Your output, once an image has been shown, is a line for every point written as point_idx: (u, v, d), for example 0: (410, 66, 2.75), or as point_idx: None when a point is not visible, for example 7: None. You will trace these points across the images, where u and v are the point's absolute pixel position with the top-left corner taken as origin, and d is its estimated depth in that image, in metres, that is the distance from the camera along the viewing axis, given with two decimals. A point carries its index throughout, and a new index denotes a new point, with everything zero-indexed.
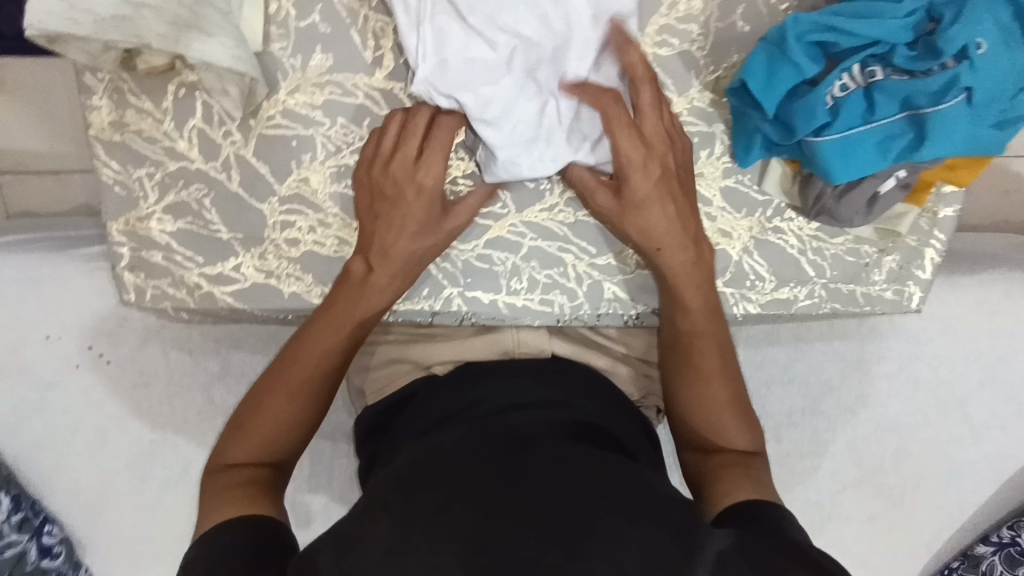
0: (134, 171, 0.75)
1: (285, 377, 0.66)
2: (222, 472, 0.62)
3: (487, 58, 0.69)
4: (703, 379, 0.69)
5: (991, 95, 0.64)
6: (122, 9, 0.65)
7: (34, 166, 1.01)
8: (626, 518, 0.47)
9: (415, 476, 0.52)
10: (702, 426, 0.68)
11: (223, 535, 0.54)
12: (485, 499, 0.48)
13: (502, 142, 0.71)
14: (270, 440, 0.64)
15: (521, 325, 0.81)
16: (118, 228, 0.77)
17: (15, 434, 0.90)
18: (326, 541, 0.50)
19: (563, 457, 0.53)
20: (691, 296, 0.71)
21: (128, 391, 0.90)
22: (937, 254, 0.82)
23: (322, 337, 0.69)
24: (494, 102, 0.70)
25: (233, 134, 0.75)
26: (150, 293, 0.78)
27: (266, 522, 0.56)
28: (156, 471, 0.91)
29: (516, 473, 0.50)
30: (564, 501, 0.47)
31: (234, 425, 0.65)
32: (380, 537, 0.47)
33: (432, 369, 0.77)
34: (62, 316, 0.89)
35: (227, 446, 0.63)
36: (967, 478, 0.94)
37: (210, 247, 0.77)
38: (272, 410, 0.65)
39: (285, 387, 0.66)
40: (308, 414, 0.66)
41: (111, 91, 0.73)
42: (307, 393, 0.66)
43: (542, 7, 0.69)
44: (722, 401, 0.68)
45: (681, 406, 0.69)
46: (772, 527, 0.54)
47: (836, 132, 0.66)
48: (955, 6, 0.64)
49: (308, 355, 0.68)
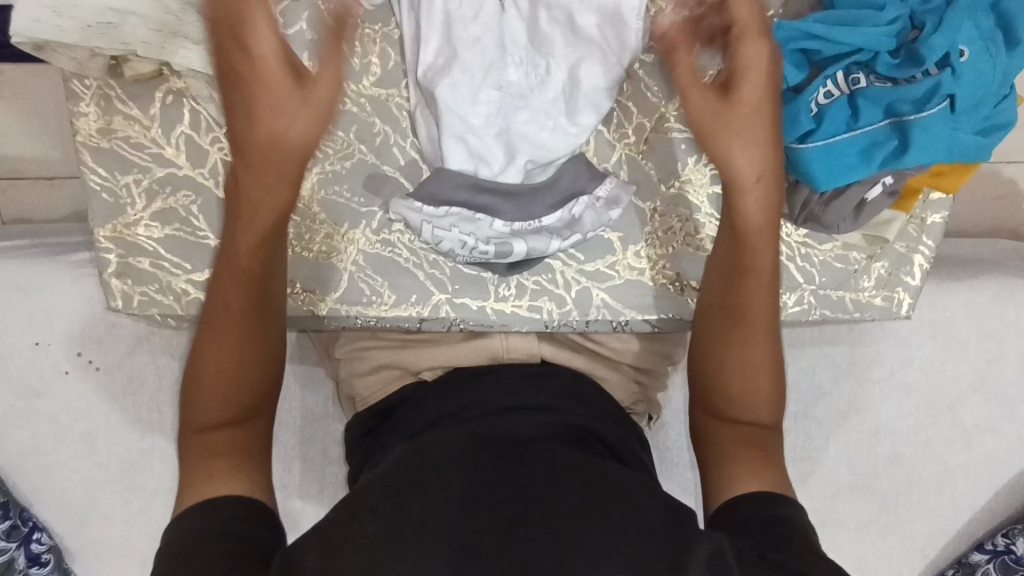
0: (122, 177, 0.74)
1: (214, 335, 0.63)
2: (187, 445, 0.60)
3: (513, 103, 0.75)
4: (745, 354, 0.66)
5: (974, 103, 0.65)
6: (108, 17, 0.66)
7: (27, 174, 1.02)
8: (615, 530, 0.47)
9: (401, 477, 0.52)
10: (728, 326, 0.67)
11: (210, 512, 0.53)
12: (468, 515, 0.47)
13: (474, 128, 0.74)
14: (219, 402, 0.61)
15: (510, 331, 0.79)
16: (106, 235, 0.75)
17: (3, 442, 0.90)
18: (311, 539, 0.49)
19: (554, 466, 0.53)
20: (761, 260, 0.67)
21: (117, 396, 0.90)
22: (926, 260, 0.81)
23: (223, 299, 0.64)
24: (493, 120, 0.75)
25: (221, 140, 0.74)
26: (138, 299, 0.77)
27: (251, 526, 0.53)
28: (145, 477, 0.91)
29: (492, 495, 0.49)
30: (552, 515, 0.47)
31: (196, 383, 0.62)
32: (361, 543, 0.46)
33: (421, 374, 0.75)
34: (51, 322, 0.89)
35: (190, 413, 0.61)
36: (960, 482, 0.93)
37: (199, 252, 0.76)
38: (212, 365, 0.62)
39: (214, 337, 0.63)
40: (245, 370, 0.63)
41: (99, 98, 0.72)
42: (228, 341, 0.63)
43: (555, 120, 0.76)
44: (761, 374, 0.66)
45: (708, 382, 0.67)
46: (767, 535, 0.53)
47: (820, 138, 0.66)
48: (937, 13, 0.64)
49: (220, 316, 0.63)
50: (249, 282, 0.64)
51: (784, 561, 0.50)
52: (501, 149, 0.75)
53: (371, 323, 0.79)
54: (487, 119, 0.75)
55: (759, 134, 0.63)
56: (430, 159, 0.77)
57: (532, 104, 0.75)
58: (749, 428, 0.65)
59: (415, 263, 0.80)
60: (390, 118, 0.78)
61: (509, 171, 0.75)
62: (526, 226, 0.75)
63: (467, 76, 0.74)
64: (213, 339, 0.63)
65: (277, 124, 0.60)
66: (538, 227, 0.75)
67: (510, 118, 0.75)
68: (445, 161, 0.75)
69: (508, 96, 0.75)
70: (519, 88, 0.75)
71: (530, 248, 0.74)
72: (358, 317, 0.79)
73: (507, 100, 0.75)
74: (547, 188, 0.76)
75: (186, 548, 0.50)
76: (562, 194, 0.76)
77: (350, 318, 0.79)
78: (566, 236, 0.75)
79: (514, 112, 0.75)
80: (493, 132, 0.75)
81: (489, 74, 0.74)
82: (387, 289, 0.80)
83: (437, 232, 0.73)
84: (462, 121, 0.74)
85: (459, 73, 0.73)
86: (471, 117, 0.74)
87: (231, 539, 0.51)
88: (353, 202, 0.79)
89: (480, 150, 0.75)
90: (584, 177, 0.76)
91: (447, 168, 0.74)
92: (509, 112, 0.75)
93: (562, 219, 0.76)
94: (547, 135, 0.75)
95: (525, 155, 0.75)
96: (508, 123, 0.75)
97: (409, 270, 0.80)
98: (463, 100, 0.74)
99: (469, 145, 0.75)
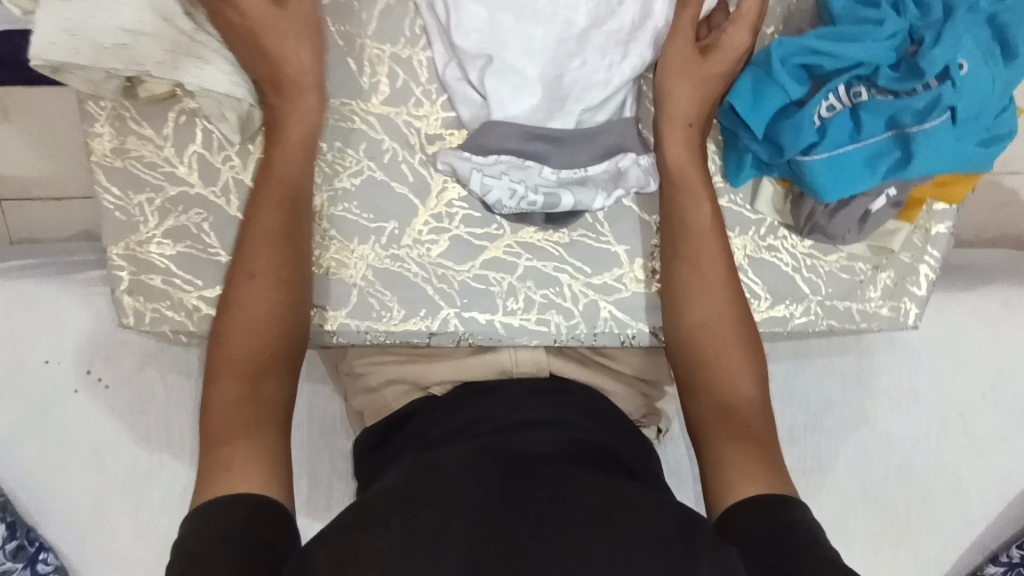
0: (135, 196, 0.75)
1: (248, 263, 0.67)
2: (218, 374, 0.63)
3: (560, 48, 0.74)
4: (722, 373, 0.69)
5: (975, 114, 0.65)
6: (121, 38, 0.65)
7: (34, 194, 1.04)
8: (620, 546, 0.47)
9: (409, 489, 0.52)
10: (705, 352, 0.70)
11: (225, 512, 0.53)
12: (478, 534, 0.47)
13: (506, 103, 0.74)
14: (252, 331, 0.64)
15: (518, 344, 0.79)
16: (118, 252, 0.76)
17: (11, 460, 0.90)
18: (323, 547, 0.48)
19: (562, 484, 0.53)
20: (704, 254, 0.73)
21: (127, 412, 0.91)
22: (932, 270, 0.82)
23: (260, 226, 0.68)
24: (541, 67, 0.74)
25: (232, 159, 0.74)
26: (149, 316, 0.77)
27: (250, 529, 0.52)
28: (152, 494, 0.91)
29: (501, 505, 0.50)
30: (561, 527, 0.48)
31: (224, 330, 0.65)
32: (374, 552, 0.46)
33: (430, 390, 0.77)
34: (62, 339, 0.91)
35: (219, 352, 0.64)
36: (973, 495, 0.93)
37: (209, 269, 0.76)
38: (246, 297, 0.66)
39: (248, 269, 0.67)
40: (280, 292, 0.67)
41: (113, 119, 0.73)
42: (263, 268, 0.67)
43: (610, 62, 0.75)
44: (740, 365, 0.69)
45: (702, 410, 0.69)
46: (769, 543, 0.54)
47: (823, 150, 0.67)
48: (936, 27, 0.65)
49: (256, 243, 0.68)
50: (282, 201, 0.69)
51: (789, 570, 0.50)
52: (549, 95, 0.75)
53: (381, 340, 0.80)
54: (538, 70, 0.74)
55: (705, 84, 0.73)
56: (469, 124, 0.76)
57: (583, 43, 0.74)
58: (742, 422, 0.67)
59: (424, 278, 0.80)
60: (397, 132, 0.77)
61: (558, 118, 0.75)
62: (573, 175, 0.74)
63: (525, 30, 0.74)
64: (244, 269, 0.67)
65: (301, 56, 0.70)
66: (583, 176, 0.75)
67: (559, 65, 0.74)
68: (493, 114, 0.74)
69: (562, 41, 0.74)
70: (574, 34, 0.74)
71: (578, 201, 0.74)
72: (368, 332, 0.79)
73: (558, 47, 0.74)
74: (596, 135, 0.75)
75: (198, 546, 0.50)
76: (605, 148, 0.75)
77: (360, 332, 0.79)
78: (610, 190, 0.74)
79: (565, 58, 0.74)
80: (543, 83, 0.74)
81: (517, 44, 0.74)
82: (395, 304, 0.80)
83: (485, 181, 0.73)
84: (518, 74, 0.74)
85: (504, 45, 0.74)
86: (528, 69, 0.74)
87: (242, 544, 0.50)
88: (362, 217, 0.78)
89: (517, 108, 0.74)
90: (631, 138, 0.76)
91: (498, 121, 0.74)
92: (562, 53, 0.74)
93: (608, 171, 0.75)
94: (601, 80, 0.75)
95: (575, 103, 0.75)
96: (557, 69, 0.74)
97: (417, 285, 0.80)
98: (520, 54, 0.74)
99: (521, 99, 0.74)
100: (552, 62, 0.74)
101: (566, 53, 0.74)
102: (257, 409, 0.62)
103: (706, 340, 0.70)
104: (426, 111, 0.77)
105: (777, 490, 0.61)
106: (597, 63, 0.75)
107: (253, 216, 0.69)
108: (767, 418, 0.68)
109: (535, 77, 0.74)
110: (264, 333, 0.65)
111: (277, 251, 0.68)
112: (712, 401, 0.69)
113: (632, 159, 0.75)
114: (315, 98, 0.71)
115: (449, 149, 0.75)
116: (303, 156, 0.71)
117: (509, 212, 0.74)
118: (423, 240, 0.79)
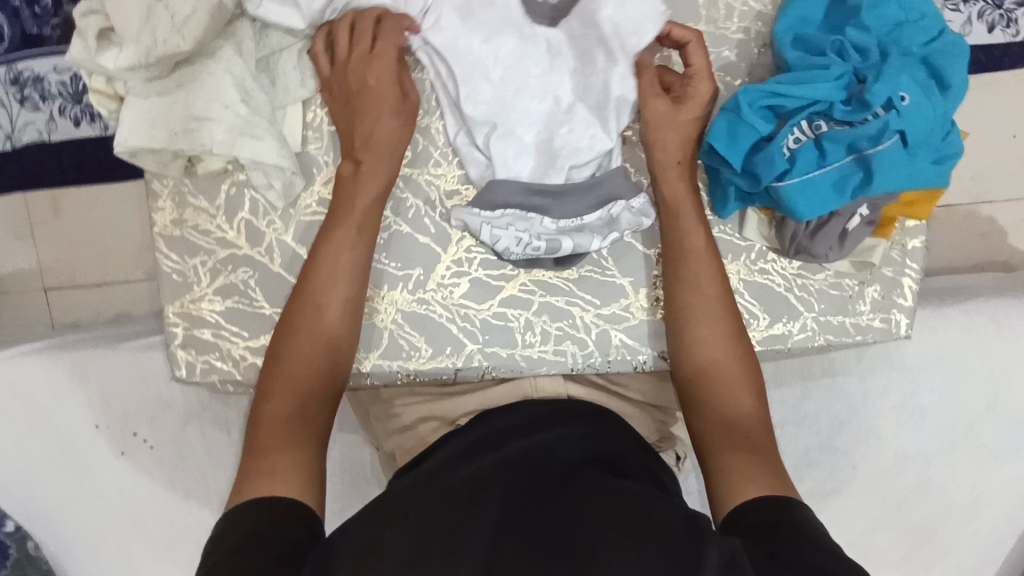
0: (190, 260, 0.84)
1: (309, 311, 0.76)
2: (272, 392, 0.71)
3: (551, 115, 0.84)
4: (724, 390, 0.75)
5: (923, 137, 0.75)
6: (190, 124, 0.77)
7: (79, 281, 1.21)
8: (635, 544, 0.49)
9: (428, 506, 0.55)
10: (706, 371, 0.76)
11: (256, 517, 0.57)
12: (496, 542, 0.50)
13: (503, 163, 0.84)
14: (308, 366, 0.73)
15: (538, 373, 0.87)
16: (174, 310, 0.85)
17: (60, 524, 0.95)
18: (345, 543, 0.53)
19: (579, 499, 0.56)
20: (701, 277, 0.80)
21: (169, 470, 0.97)
22: (914, 281, 0.89)
23: (322, 280, 0.77)
24: (533, 134, 0.85)
25: (275, 222, 0.84)
26: (200, 367, 0.85)
27: (273, 532, 0.55)
28: (196, 546, 0.97)
29: (515, 522, 0.53)
30: (576, 532, 0.51)
31: (286, 365, 0.73)
32: (391, 542, 0.51)
33: (457, 422, 0.85)
34: (108, 405, 0.96)
35: (271, 383, 0.72)
36: (993, 503, 0.96)
37: (255, 322, 0.85)
38: (303, 340, 0.74)
39: (310, 317, 0.75)
40: (339, 337, 0.76)
41: (174, 194, 0.84)
42: (327, 317, 0.76)
43: (594, 129, 0.84)
44: (739, 382, 0.76)
45: (705, 426, 0.74)
46: (775, 536, 0.57)
47: (795, 176, 0.76)
48: (876, 68, 0.75)
49: (314, 295, 0.77)
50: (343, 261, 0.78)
51: (792, 559, 0.52)
52: (545, 158, 0.85)
53: (411, 378, 0.87)
54: (535, 136, 0.85)
55: (682, 129, 0.83)
56: (477, 183, 0.86)
57: (569, 112, 0.84)
58: (746, 435, 0.72)
59: (448, 318, 0.87)
60: (419, 191, 0.86)
61: (553, 175, 0.85)
62: (571, 224, 0.83)
63: (524, 104, 0.84)
64: (308, 316, 0.76)
65: (387, 126, 0.80)
66: (580, 224, 0.83)
67: (552, 131, 0.84)
68: (498, 174, 0.84)
69: (553, 111, 0.84)
70: (562, 106, 0.84)
71: (577, 245, 0.82)
72: (399, 371, 0.87)
73: (548, 115, 0.84)
74: (589, 187, 0.84)
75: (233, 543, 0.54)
76: (600, 197, 0.84)
77: (392, 372, 0.87)
78: (605, 234, 0.83)
79: (559, 125, 0.84)
80: (537, 148, 0.85)
81: (512, 114, 0.84)
82: (424, 344, 0.87)
83: (495, 232, 0.81)
84: (516, 137, 0.84)
85: (510, 112, 0.84)
86: (526, 136, 0.84)
87: (270, 549, 0.53)
88: (390, 266, 0.87)
89: (514, 166, 0.84)
90: (622, 186, 0.84)
91: (502, 179, 0.83)
92: (553, 122, 0.84)
93: (601, 219, 0.84)
94: (588, 144, 0.84)
95: (566, 163, 0.84)
96: (551, 133, 0.84)
97: (443, 325, 0.87)
98: (519, 121, 0.84)
99: (522, 160, 0.84)
100: (550, 131, 0.84)
101: (555, 121, 0.84)
102: (298, 433, 0.68)
103: (707, 354, 0.77)
104: (444, 170, 0.86)
105: (775, 492, 0.65)
106: (586, 126, 0.84)
107: (316, 270, 0.78)
108: (766, 428, 0.73)
109: (529, 142, 0.84)
110: (322, 370, 0.73)
111: (340, 305, 0.77)
112: (717, 415, 0.74)
113: (626, 207, 0.84)
114: (388, 160, 0.81)
115: (461, 206, 0.83)
116: (372, 223, 0.80)
117: (517, 257, 0.83)
118: (446, 283, 0.87)
